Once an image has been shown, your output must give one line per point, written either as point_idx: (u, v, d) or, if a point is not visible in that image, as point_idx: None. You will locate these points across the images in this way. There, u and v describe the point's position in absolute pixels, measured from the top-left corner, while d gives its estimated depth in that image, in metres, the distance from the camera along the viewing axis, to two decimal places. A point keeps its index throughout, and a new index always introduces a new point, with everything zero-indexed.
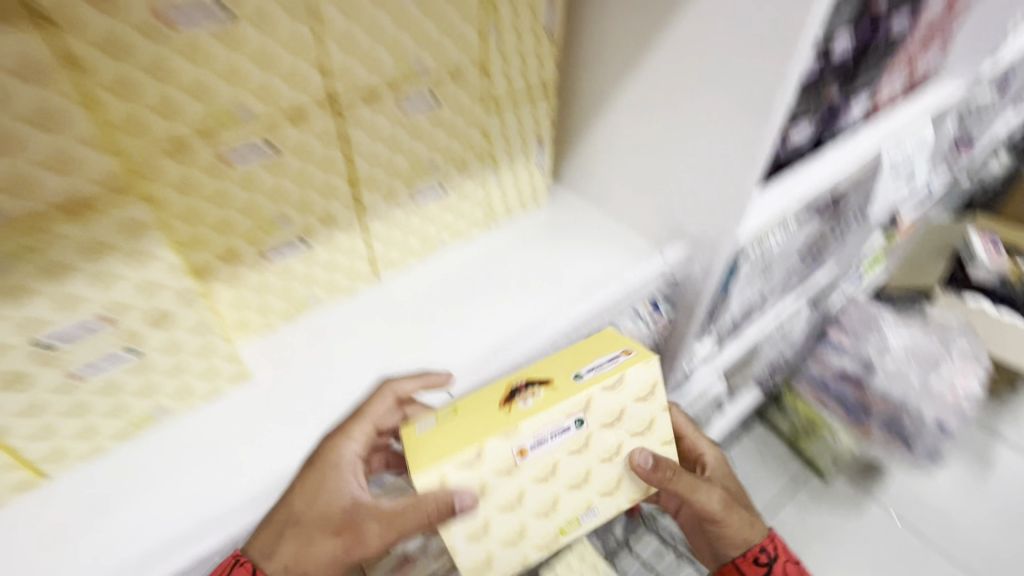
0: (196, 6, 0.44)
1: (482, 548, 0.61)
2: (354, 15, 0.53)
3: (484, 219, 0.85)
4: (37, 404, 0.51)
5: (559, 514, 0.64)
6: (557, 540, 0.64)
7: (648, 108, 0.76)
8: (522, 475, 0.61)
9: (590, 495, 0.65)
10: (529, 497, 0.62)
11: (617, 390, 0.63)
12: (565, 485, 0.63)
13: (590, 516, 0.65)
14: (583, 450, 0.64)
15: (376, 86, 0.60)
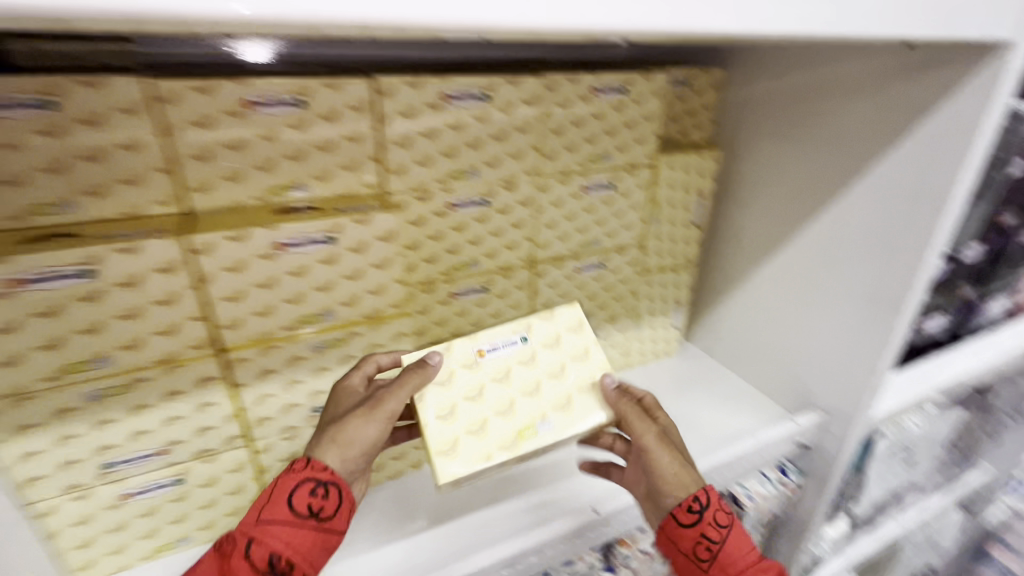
0: (472, 200, 0.69)
1: (454, 434, 0.57)
2: (561, 209, 0.76)
3: (623, 361, 0.98)
4: (296, 452, 0.67)
5: (534, 405, 0.60)
6: (532, 438, 0.58)
7: (780, 287, 0.89)
8: (478, 372, 0.60)
9: (567, 409, 0.60)
10: (491, 396, 0.59)
11: (547, 319, 0.64)
12: (535, 379, 0.61)
13: (558, 412, 0.60)
14: (538, 338, 0.63)
15: (563, 254, 0.80)
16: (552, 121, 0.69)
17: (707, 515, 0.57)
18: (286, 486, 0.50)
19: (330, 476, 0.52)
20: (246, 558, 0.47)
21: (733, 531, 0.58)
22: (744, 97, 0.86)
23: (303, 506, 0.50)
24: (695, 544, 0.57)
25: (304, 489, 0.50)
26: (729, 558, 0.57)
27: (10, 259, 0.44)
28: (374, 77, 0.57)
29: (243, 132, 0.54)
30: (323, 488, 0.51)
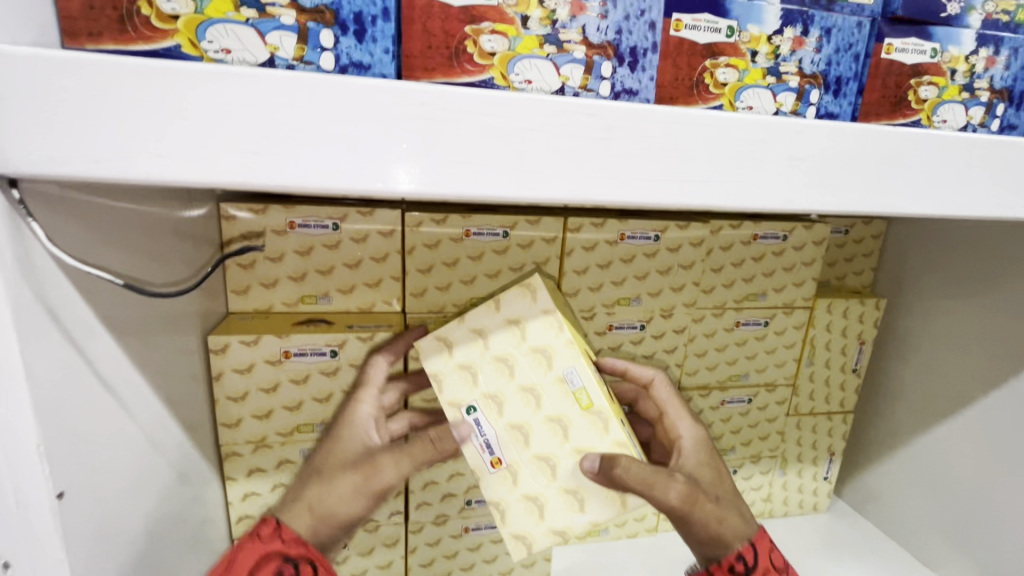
0: (629, 324, 0.75)
1: (586, 490, 0.48)
2: (712, 339, 0.79)
3: (763, 505, 0.92)
4: (440, 538, 0.71)
5: (545, 387, 0.49)
6: (590, 395, 0.48)
7: (955, 456, 0.80)
8: (527, 460, 0.49)
9: (551, 368, 0.48)
10: (535, 431, 0.49)
11: (468, 372, 0.50)
12: (520, 392, 0.49)
13: (558, 364, 0.48)
14: (473, 382, 0.50)
15: (710, 384, 0.81)
16: (712, 260, 0.75)
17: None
18: (246, 558, 0.45)
19: (303, 550, 0.46)
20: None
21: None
22: (908, 247, 0.85)
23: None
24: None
25: (273, 562, 0.45)
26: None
27: (289, 336, 0.58)
28: (566, 216, 0.68)
29: (458, 253, 0.66)
30: (295, 565, 0.45)
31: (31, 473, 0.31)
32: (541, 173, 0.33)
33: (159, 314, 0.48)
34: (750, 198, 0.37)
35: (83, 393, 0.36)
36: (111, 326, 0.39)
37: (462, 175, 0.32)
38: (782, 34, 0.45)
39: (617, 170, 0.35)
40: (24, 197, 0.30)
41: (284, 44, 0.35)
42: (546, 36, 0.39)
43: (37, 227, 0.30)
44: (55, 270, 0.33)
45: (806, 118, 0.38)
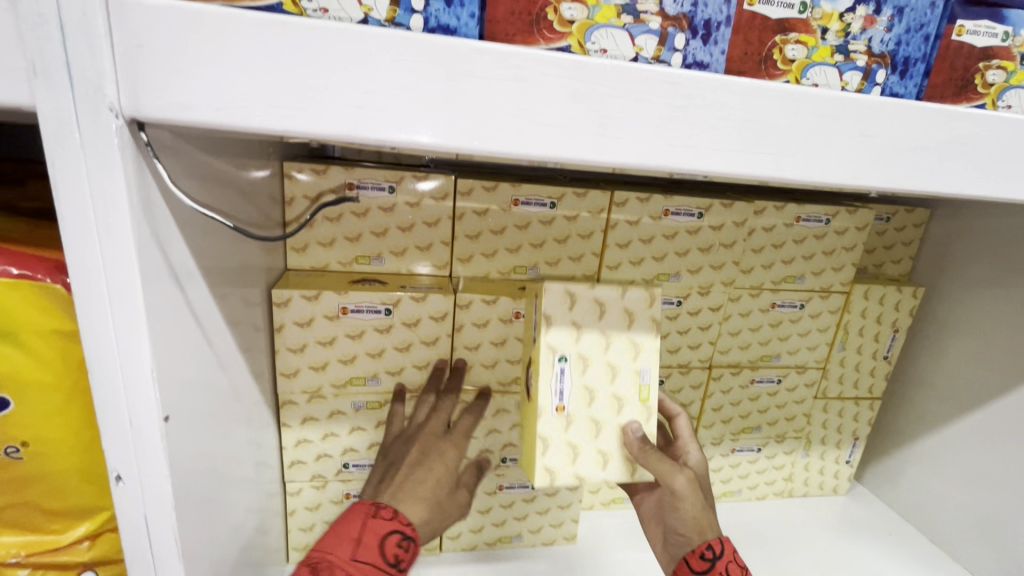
0: (667, 300, 0.76)
1: (615, 453, 0.55)
2: (747, 319, 0.80)
3: (783, 485, 0.94)
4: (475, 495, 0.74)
5: (624, 377, 0.55)
6: (653, 392, 0.56)
7: (971, 441, 0.82)
8: (583, 416, 0.54)
9: (637, 359, 0.56)
10: (602, 400, 0.55)
11: (576, 330, 0.54)
12: (605, 365, 0.55)
13: (642, 358, 0.56)
14: (577, 344, 0.54)
15: (741, 363, 0.83)
16: (754, 241, 0.76)
17: (719, 565, 0.55)
18: (371, 537, 0.49)
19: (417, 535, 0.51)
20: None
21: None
22: (950, 237, 0.84)
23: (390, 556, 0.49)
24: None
25: (393, 538, 0.49)
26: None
27: (349, 292, 0.61)
28: (613, 190, 0.69)
29: (506, 222, 0.68)
30: (408, 541, 0.50)
31: (147, 396, 0.34)
32: (620, 138, 0.35)
33: (235, 265, 0.51)
34: (814, 172, 0.39)
35: (185, 330, 0.39)
36: (201, 270, 0.42)
37: (548, 137, 0.34)
38: (854, 13, 0.45)
39: (691, 140, 0.36)
40: (150, 139, 0.32)
41: (377, 4, 0.36)
42: (624, 5, 0.40)
43: (160, 167, 0.34)
44: (166, 210, 0.35)
45: (879, 95, 0.39)
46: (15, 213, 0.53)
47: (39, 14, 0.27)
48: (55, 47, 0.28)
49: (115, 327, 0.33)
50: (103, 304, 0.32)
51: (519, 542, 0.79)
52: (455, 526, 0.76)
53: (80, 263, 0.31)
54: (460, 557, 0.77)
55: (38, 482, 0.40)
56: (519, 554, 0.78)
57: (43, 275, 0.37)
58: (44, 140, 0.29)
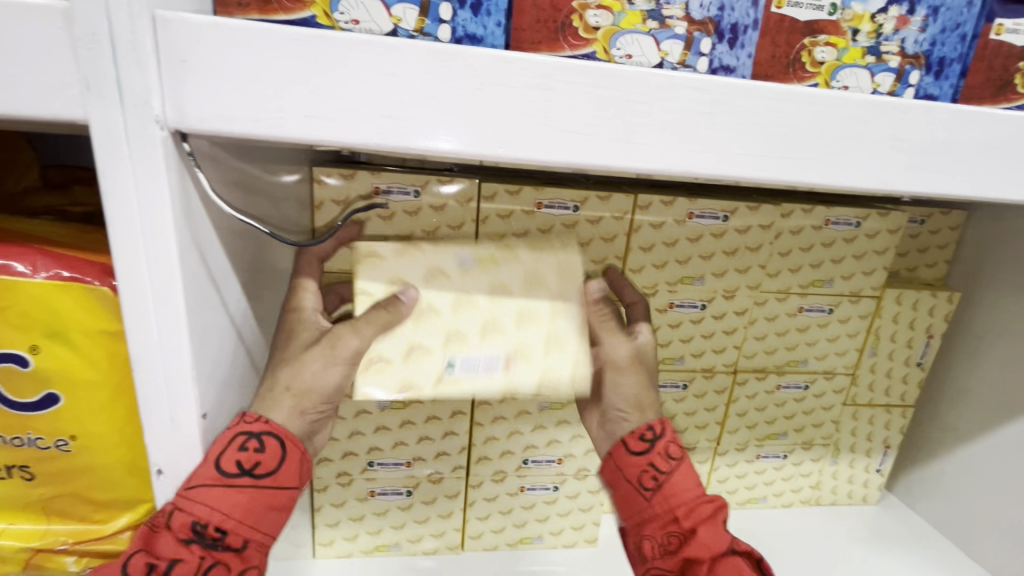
0: (690, 303, 0.75)
1: (562, 296, 0.49)
2: (773, 323, 0.79)
3: (810, 494, 0.93)
4: (497, 495, 0.75)
5: (455, 284, 0.47)
6: (487, 252, 0.49)
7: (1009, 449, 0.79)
8: (511, 335, 0.47)
9: (450, 273, 0.48)
10: (491, 311, 0.47)
11: (411, 348, 0.45)
12: (454, 303, 0.47)
13: (448, 261, 0.48)
14: (407, 356, 0.45)
15: (767, 367, 0.82)
16: (780, 244, 0.74)
17: (659, 445, 0.50)
18: (211, 444, 0.39)
19: (265, 426, 0.41)
20: (170, 531, 0.37)
21: (686, 465, 0.50)
22: (988, 240, 0.81)
23: (231, 464, 0.39)
24: (644, 475, 0.50)
25: (235, 442, 0.39)
26: (675, 488, 0.49)
27: None
28: (637, 193, 0.69)
29: (529, 225, 0.68)
30: (261, 443, 0.40)
31: (186, 393, 0.36)
32: (646, 145, 0.35)
33: (267, 267, 0.52)
34: (844, 177, 0.38)
35: (220, 329, 0.41)
36: (237, 272, 0.44)
37: (574, 145, 0.35)
38: (887, 13, 0.44)
39: (718, 144, 0.36)
40: (192, 150, 0.34)
41: (407, 16, 0.37)
42: (650, 11, 0.40)
43: (201, 175, 0.35)
44: (206, 216, 0.37)
45: (913, 99, 0.38)
46: (65, 219, 0.56)
47: (93, 34, 0.29)
48: (107, 65, 0.30)
49: (158, 327, 0.34)
50: (146, 307, 0.34)
51: (541, 544, 0.79)
52: (477, 525, 0.77)
53: (127, 268, 0.33)
54: (483, 557, 0.77)
55: (84, 474, 0.42)
56: (541, 555, 0.78)
57: (93, 278, 0.39)
58: (95, 152, 0.31)
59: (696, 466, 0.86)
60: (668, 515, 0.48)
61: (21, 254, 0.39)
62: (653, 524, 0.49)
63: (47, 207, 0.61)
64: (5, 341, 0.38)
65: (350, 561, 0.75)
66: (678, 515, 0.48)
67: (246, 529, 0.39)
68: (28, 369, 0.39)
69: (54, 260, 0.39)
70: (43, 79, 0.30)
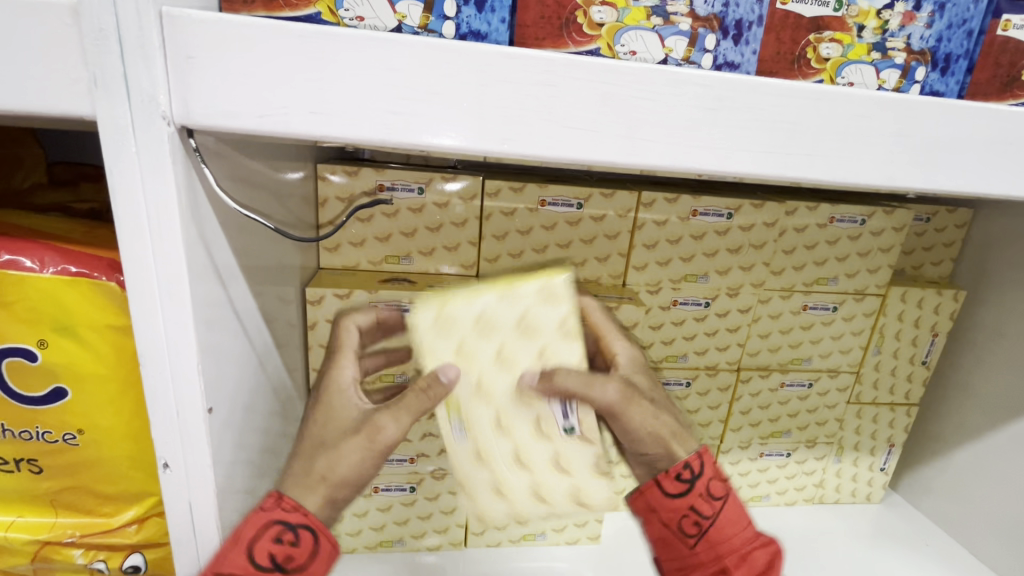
0: (694, 301, 0.75)
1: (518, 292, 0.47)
2: (777, 321, 0.79)
3: (813, 492, 0.93)
4: None
5: (478, 364, 0.46)
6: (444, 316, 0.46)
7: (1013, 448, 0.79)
8: (533, 344, 0.47)
9: (462, 362, 0.46)
10: (514, 352, 0.47)
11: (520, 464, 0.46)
12: (476, 382, 0.46)
13: (445, 348, 0.46)
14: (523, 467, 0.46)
15: (770, 365, 0.82)
16: (784, 242, 0.74)
17: (699, 485, 0.53)
18: (247, 532, 0.41)
19: (303, 519, 0.42)
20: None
21: (728, 504, 0.53)
22: (994, 237, 0.81)
23: (264, 558, 0.41)
24: (688, 523, 0.53)
25: (271, 533, 0.41)
26: (718, 533, 0.52)
27: (377, 292, 0.63)
28: (640, 191, 0.69)
29: (533, 223, 0.68)
30: (297, 535, 0.42)
31: (193, 389, 0.36)
32: (649, 141, 0.35)
33: (272, 263, 0.53)
34: (848, 174, 0.38)
35: (226, 325, 0.41)
36: (242, 268, 0.44)
37: (577, 141, 0.35)
38: (893, 9, 0.44)
39: (721, 140, 0.36)
40: (198, 146, 0.34)
41: (411, 12, 0.37)
42: (654, 7, 0.40)
43: (208, 171, 0.35)
44: (212, 213, 0.37)
45: (919, 95, 0.38)
46: (72, 215, 0.56)
47: (101, 30, 0.29)
48: (115, 61, 0.30)
49: (165, 324, 0.35)
50: (154, 303, 0.34)
51: (543, 540, 0.79)
52: (479, 522, 0.77)
53: (135, 263, 0.33)
54: (485, 553, 0.78)
55: (91, 468, 0.43)
56: (543, 552, 0.79)
57: (100, 273, 0.39)
58: (104, 148, 0.31)
59: None
60: (714, 562, 0.52)
61: (29, 249, 0.39)
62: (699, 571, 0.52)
63: (53, 203, 0.61)
64: (13, 335, 0.39)
65: (354, 556, 0.76)
66: (727, 562, 0.51)
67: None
68: (37, 364, 0.39)
69: (60, 255, 0.39)
70: (51, 75, 0.30)
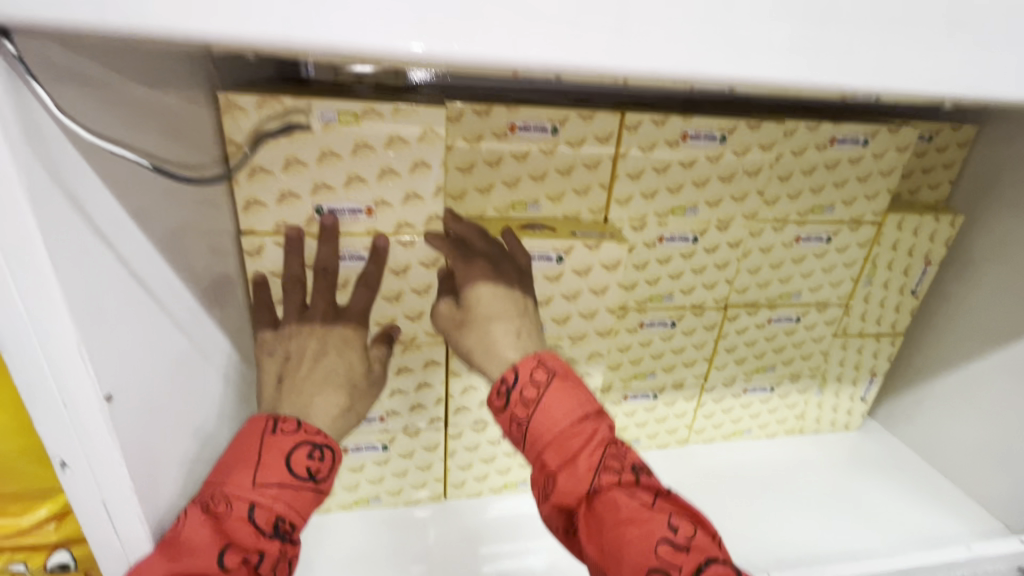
0: (681, 235, 0.69)
1: (420, 158, 0.52)
2: (768, 255, 0.74)
3: (793, 423, 0.92)
4: (478, 444, 0.72)
5: (379, 158, 0.51)
6: (395, 167, 0.52)
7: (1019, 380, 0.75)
8: (385, 161, 0.51)
9: (376, 151, 0.51)
10: (397, 166, 0.52)
11: (334, 128, 0.49)
12: (357, 147, 0.50)
13: (399, 171, 0.52)
14: (377, 179, 0.52)
15: (758, 302, 0.77)
16: (781, 167, 0.67)
17: (514, 390, 0.49)
18: (272, 451, 0.44)
19: (325, 439, 0.47)
20: (249, 521, 0.41)
21: (552, 396, 0.48)
22: (998, 158, 0.75)
23: (301, 469, 0.44)
24: (514, 427, 0.49)
25: (300, 451, 0.45)
26: (539, 429, 0.47)
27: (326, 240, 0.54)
28: (624, 112, 0.61)
29: (502, 151, 0.60)
30: (320, 450, 0.46)
31: (78, 368, 0.31)
32: (644, 36, 0.27)
33: (187, 215, 0.46)
34: (887, 76, 0.30)
35: (118, 286, 0.35)
36: (138, 216, 0.38)
37: (549, 36, 0.26)
38: None
39: (735, 34, 0.28)
40: (22, 54, 0.27)
41: None
42: None
43: (42, 92, 0.28)
44: (69, 151, 0.31)
45: None
46: None
47: None
48: None
49: (20, 294, 0.29)
50: None
51: (525, 488, 0.77)
52: (458, 475, 0.74)
53: None
54: (466, 504, 0.76)
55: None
56: (525, 499, 0.77)
57: None
58: None
59: (683, 403, 0.84)
60: (537, 457, 0.47)
61: None
62: (536, 471, 0.48)
63: None
64: None
65: (327, 516, 0.72)
66: (545, 456, 0.47)
67: (299, 518, 0.44)
68: None
69: None
70: None
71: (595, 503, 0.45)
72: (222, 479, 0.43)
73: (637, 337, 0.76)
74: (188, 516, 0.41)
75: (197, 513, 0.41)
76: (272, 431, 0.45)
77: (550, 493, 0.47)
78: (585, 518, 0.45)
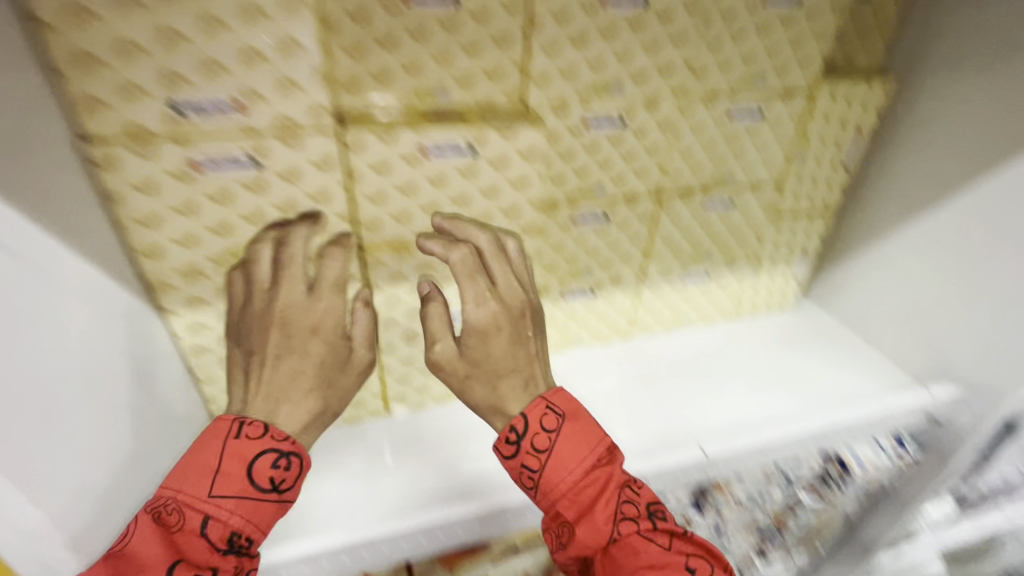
0: (607, 117, 0.64)
1: (287, 34, 0.46)
2: (701, 135, 0.70)
3: (731, 307, 0.93)
4: (413, 356, 0.70)
5: (237, 37, 0.45)
6: (257, 48, 0.46)
7: (944, 246, 0.77)
8: (242, 39, 0.45)
9: (230, 28, 0.45)
10: (261, 46, 0.46)
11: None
12: (205, 24, 0.44)
13: (263, 53, 0.47)
14: (241, 64, 0.47)
15: (693, 187, 0.75)
16: (709, 32, 0.62)
17: (524, 443, 0.52)
18: (228, 461, 0.45)
19: (293, 447, 0.48)
20: (203, 536, 0.43)
21: (560, 444, 0.52)
22: (934, 13, 0.71)
23: (264, 480, 0.46)
24: (524, 477, 0.53)
25: (265, 460, 0.46)
26: (551, 482, 0.51)
27: (192, 142, 0.49)
28: None
29: (393, 26, 0.50)
30: (286, 458, 0.47)
31: None
32: None
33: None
34: None
35: None
36: None
37: None
38: None
39: None
40: None
41: None
42: None
43: None
44: None
45: None
46: None
47: None
48: None
49: None
50: None
51: None
52: (397, 388, 0.73)
53: None
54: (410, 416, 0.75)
55: None
56: None
57: None
58: None
59: (622, 298, 0.84)
60: (551, 506, 0.51)
61: None
62: (548, 518, 0.52)
63: None
64: None
65: None
66: (561, 506, 0.51)
67: (256, 530, 0.46)
68: None
69: None
70: None
71: (612, 552, 0.49)
72: (171, 485, 0.44)
73: (569, 233, 0.73)
74: (136, 527, 0.43)
75: (145, 523, 0.43)
76: (234, 438, 0.46)
77: (569, 544, 0.50)
78: (604, 565, 0.49)
